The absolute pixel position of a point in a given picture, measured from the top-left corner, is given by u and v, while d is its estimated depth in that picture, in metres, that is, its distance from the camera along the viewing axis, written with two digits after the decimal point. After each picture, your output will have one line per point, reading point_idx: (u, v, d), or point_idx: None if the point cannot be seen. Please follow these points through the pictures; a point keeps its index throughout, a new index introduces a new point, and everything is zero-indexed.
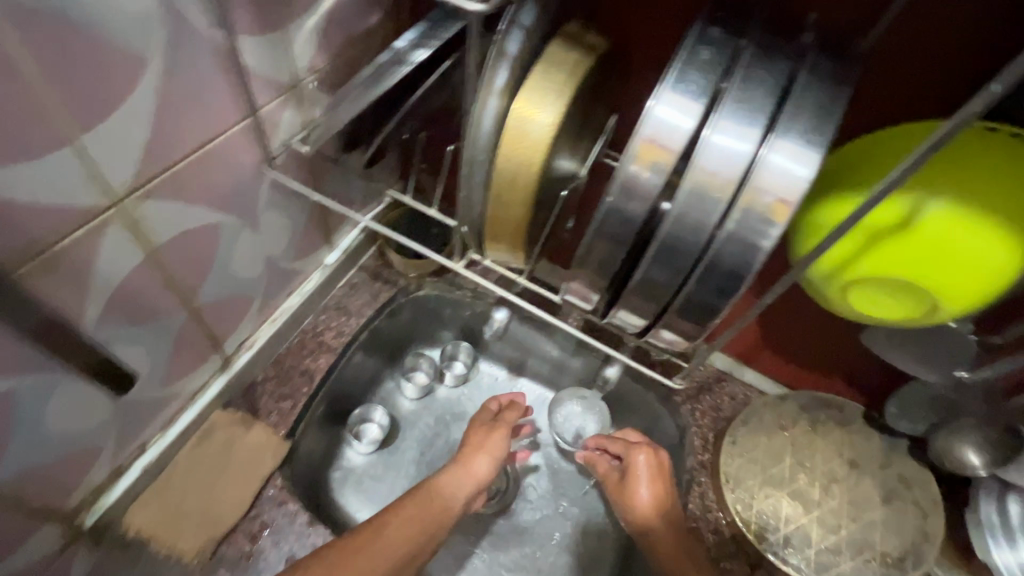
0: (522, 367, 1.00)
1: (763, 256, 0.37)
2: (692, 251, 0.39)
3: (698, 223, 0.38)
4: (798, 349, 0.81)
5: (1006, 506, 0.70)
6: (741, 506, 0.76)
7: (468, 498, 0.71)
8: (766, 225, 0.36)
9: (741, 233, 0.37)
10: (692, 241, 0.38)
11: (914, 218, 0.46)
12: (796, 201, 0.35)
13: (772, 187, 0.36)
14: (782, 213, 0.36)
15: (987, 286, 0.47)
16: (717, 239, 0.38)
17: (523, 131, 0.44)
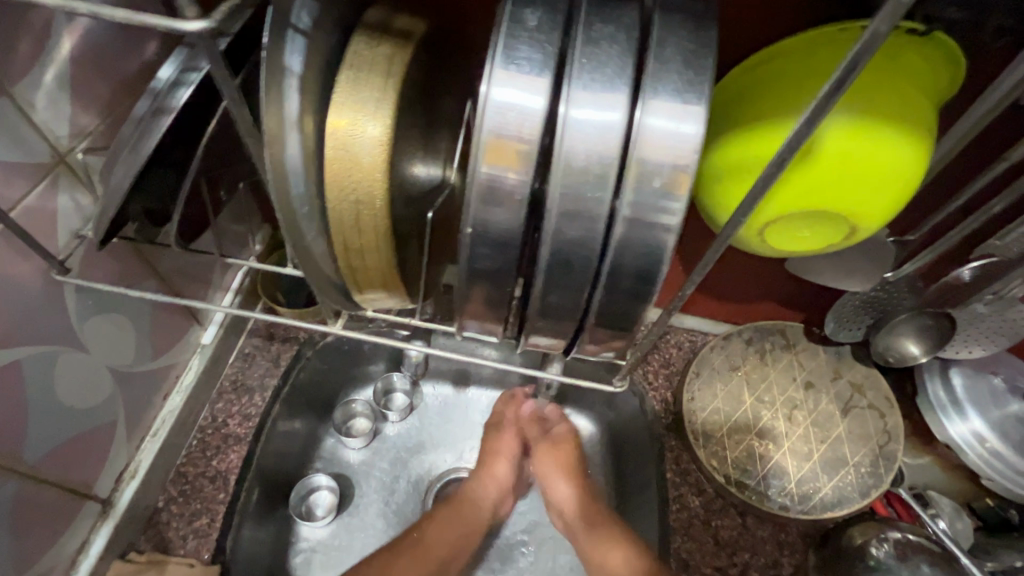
0: (467, 376, 0.92)
1: (671, 245, 0.29)
2: (589, 262, 0.30)
3: (584, 231, 0.29)
4: (728, 287, 0.79)
5: (950, 381, 0.72)
6: (716, 462, 0.73)
7: (495, 501, 0.75)
8: (664, 207, 0.28)
9: (637, 226, 0.29)
10: (587, 250, 0.30)
11: (816, 140, 0.42)
12: (692, 168, 0.27)
13: (657, 158, 0.27)
14: (677, 186, 0.28)
15: (896, 193, 0.44)
16: (615, 238, 0.29)
17: (346, 157, 0.35)
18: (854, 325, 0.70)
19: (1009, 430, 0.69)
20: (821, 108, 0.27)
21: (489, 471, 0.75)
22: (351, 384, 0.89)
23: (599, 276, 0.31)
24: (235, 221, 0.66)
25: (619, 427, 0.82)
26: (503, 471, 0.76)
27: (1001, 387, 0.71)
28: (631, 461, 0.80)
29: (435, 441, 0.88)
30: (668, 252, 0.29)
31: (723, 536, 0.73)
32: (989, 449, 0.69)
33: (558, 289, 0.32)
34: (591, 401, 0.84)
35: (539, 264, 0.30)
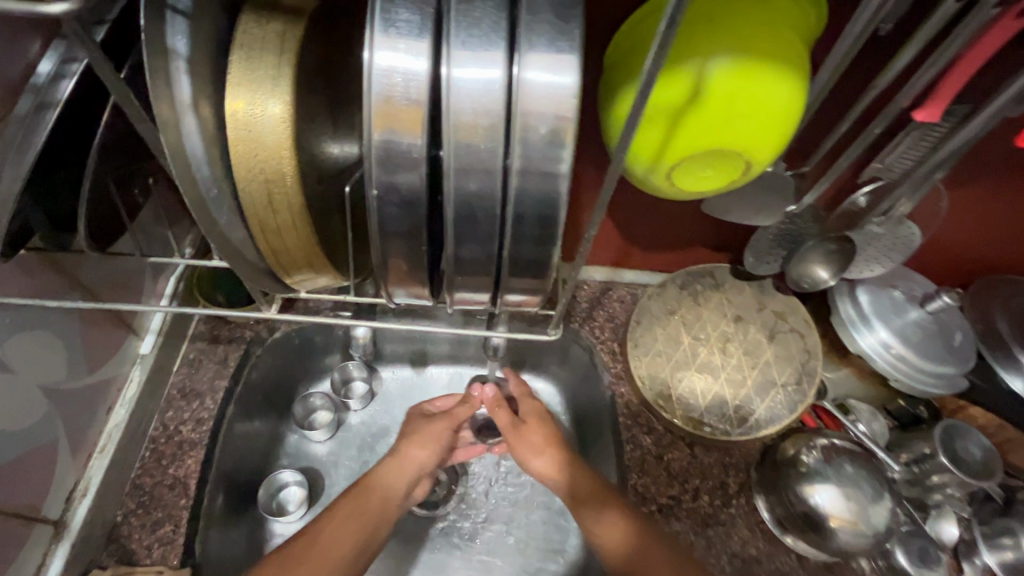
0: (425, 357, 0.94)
1: (564, 187, 0.31)
2: (494, 210, 0.32)
3: (483, 182, 0.31)
4: (656, 236, 0.84)
5: (857, 298, 0.78)
6: (662, 400, 0.78)
7: (406, 486, 0.74)
8: (553, 155, 0.30)
9: (530, 176, 0.31)
10: (489, 199, 0.32)
11: (701, 84, 0.45)
12: (573, 115, 0.29)
13: (541, 111, 0.29)
14: (562, 134, 0.30)
15: (780, 127, 0.48)
16: (512, 185, 0.31)
17: (251, 139, 0.35)
18: (770, 258, 0.75)
19: (907, 334, 0.76)
20: (666, 41, 0.29)
21: (403, 459, 0.75)
22: (308, 378, 0.89)
23: (505, 226, 0.33)
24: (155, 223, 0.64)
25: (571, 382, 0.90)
26: (419, 455, 0.75)
27: (899, 298, 0.79)
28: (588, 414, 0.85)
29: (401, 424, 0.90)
30: (564, 199, 0.32)
31: (675, 467, 0.78)
32: (894, 354, 0.76)
33: (470, 241, 0.33)
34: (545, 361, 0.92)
35: (447, 220, 0.32)
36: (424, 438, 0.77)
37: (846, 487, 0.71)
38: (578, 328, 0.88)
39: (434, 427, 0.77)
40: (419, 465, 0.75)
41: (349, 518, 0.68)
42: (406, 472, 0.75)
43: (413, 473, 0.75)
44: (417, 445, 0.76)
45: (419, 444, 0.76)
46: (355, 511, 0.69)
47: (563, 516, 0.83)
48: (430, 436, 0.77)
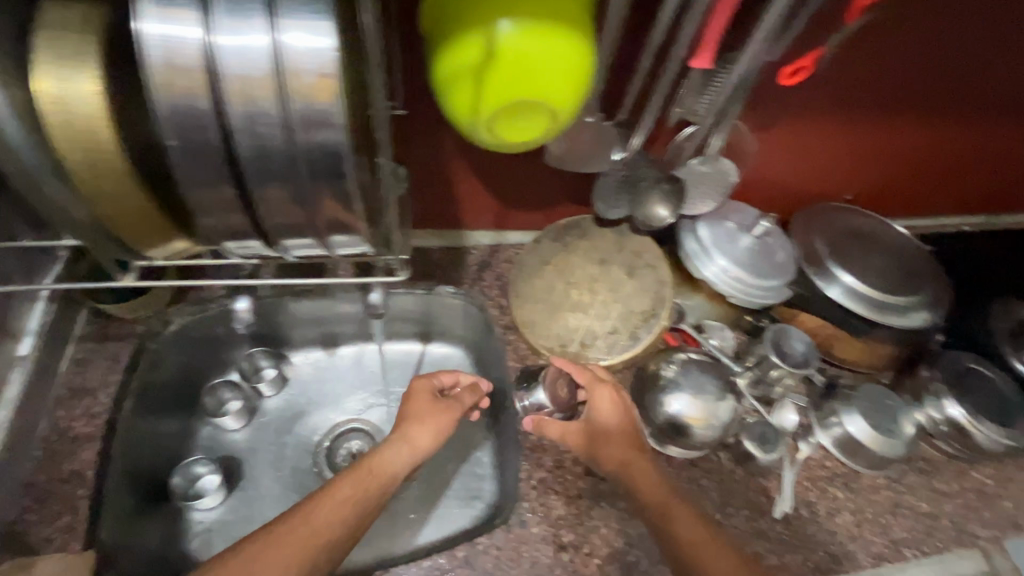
0: (334, 339, 1.10)
1: (339, 133, 0.38)
2: (283, 155, 0.39)
3: (267, 131, 0.37)
4: (524, 196, 0.93)
5: (698, 232, 0.90)
6: (544, 340, 0.88)
7: (408, 469, 0.74)
8: (323, 105, 0.37)
9: (308, 126, 0.37)
10: (277, 146, 0.38)
11: (495, 46, 0.53)
12: (335, 72, 0.36)
13: (306, 66, 0.36)
14: (329, 88, 0.37)
15: (570, 81, 0.57)
16: (293, 133, 0.38)
17: (65, 115, 0.39)
18: (619, 203, 0.84)
19: (740, 257, 0.89)
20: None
21: (404, 440, 0.75)
22: (217, 369, 1.02)
23: (298, 167, 0.40)
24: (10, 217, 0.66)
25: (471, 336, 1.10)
26: (424, 438, 0.77)
27: (733, 227, 0.92)
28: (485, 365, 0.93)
29: (314, 404, 1.07)
30: (343, 143, 0.39)
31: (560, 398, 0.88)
32: (731, 275, 0.88)
33: (270, 183, 0.40)
34: (444, 326, 1.10)
35: (244, 164, 0.39)
36: (432, 421, 0.78)
37: (695, 392, 0.82)
38: (469, 288, 0.96)
39: (443, 413, 0.79)
40: (421, 448, 0.76)
41: (348, 493, 0.66)
42: (407, 451, 0.75)
43: (415, 457, 0.75)
44: (424, 427, 0.77)
45: (424, 425, 0.77)
46: (358, 488, 0.67)
47: (469, 459, 0.90)
48: (434, 420, 0.79)
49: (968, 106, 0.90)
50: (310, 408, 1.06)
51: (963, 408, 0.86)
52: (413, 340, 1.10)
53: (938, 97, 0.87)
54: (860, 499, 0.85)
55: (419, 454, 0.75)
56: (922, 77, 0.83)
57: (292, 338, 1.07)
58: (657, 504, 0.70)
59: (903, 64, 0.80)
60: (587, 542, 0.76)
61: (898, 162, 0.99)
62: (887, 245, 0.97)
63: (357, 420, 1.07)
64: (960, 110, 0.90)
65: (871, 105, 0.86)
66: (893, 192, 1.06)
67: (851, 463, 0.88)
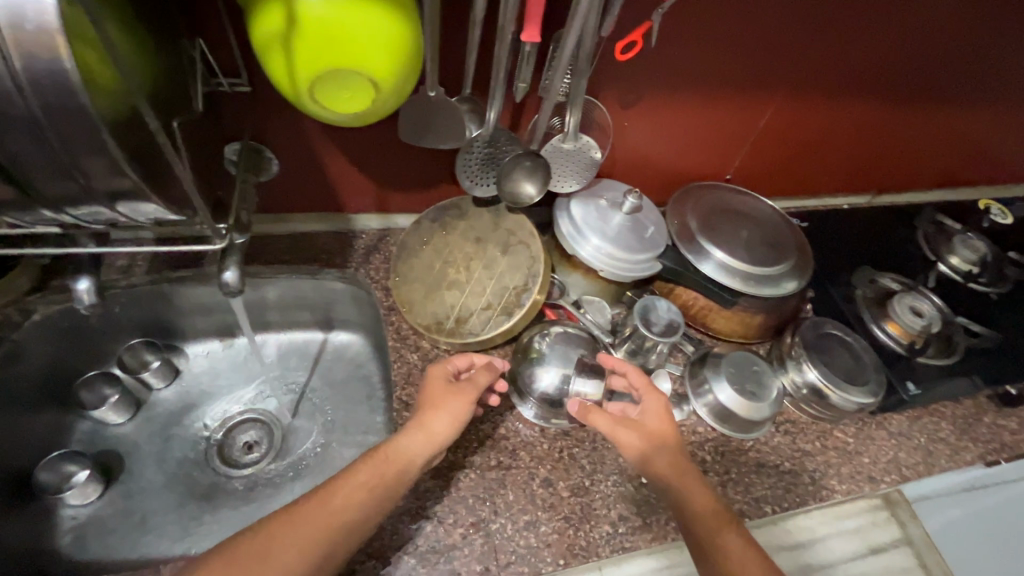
0: (232, 329, 1.07)
1: (81, 91, 0.39)
2: (24, 112, 0.40)
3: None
4: (402, 178, 0.94)
5: (570, 210, 0.92)
6: (421, 317, 0.89)
7: (428, 456, 0.72)
8: (55, 61, 0.38)
9: (42, 87, 0.39)
10: (13, 103, 0.39)
11: (294, 13, 0.55)
12: (61, 28, 0.37)
13: (23, 22, 0.36)
14: (57, 44, 0.38)
15: (381, 53, 0.58)
16: (27, 88, 0.39)
17: None
18: (486, 181, 0.86)
19: (611, 234, 0.92)
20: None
21: (422, 427, 0.73)
22: (98, 360, 0.99)
23: (42, 123, 0.41)
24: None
25: (366, 324, 1.10)
26: (441, 424, 0.74)
27: (605, 206, 0.94)
28: None
29: (211, 395, 1.05)
30: (88, 106, 0.40)
31: None
32: (600, 250, 0.91)
33: (19, 137, 0.41)
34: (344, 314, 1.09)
35: None
36: (449, 408, 0.75)
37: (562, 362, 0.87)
38: (355, 271, 0.96)
39: (461, 398, 0.76)
40: (440, 436, 0.73)
41: (359, 482, 0.66)
42: (424, 435, 0.72)
43: (435, 444, 0.73)
44: (439, 414, 0.74)
45: (439, 412, 0.74)
46: (372, 476, 0.67)
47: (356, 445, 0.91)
48: (450, 406, 0.75)
49: (825, 84, 0.95)
50: (204, 399, 1.05)
51: (817, 369, 0.92)
52: (312, 328, 1.09)
53: (791, 75, 0.92)
54: (726, 461, 0.89)
55: (436, 441, 0.73)
56: (775, 54, 0.87)
57: (185, 330, 1.04)
58: (707, 516, 0.67)
59: (753, 41, 0.84)
60: (452, 513, 0.77)
61: (770, 139, 1.04)
62: (758, 221, 1.02)
63: (253, 410, 1.06)
64: (816, 89, 0.95)
65: (731, 82, 0.90)
66: (767, 171, 1.11)
67: (722, 429, 0.92)
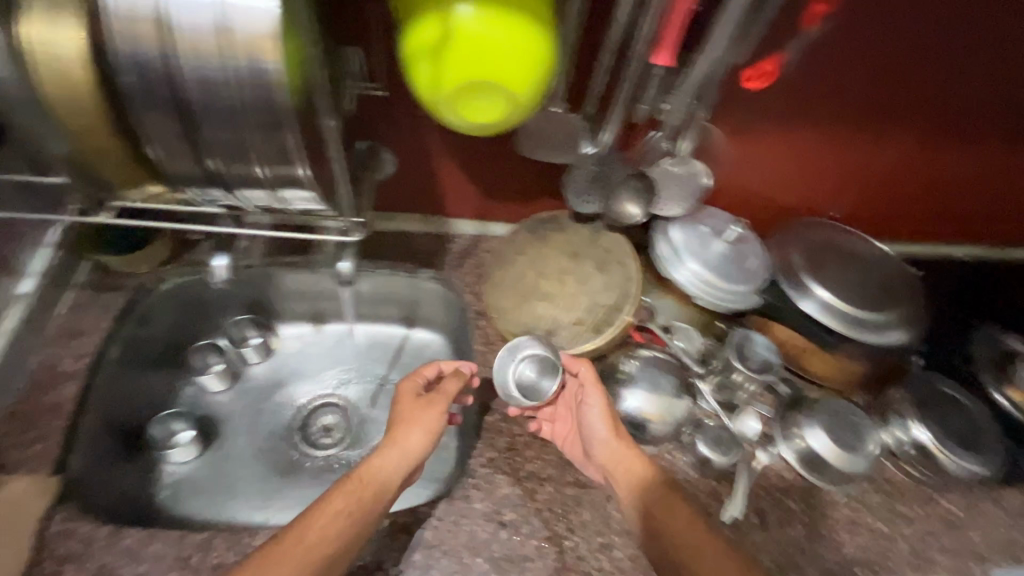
0: (322, 316, 1.13)
1: (277, 90, 0.42)
2: (226, 107, 0.43)
3: (211, 81, 0.42)
4: (505, 188, 0.97)
5: (670, 234, 0.91)
6: (509, 325, 0.91)
7: (405, 473, 0.75)
8: (261, 64, 0.41)
9: (249, 83, 0.42)
10: (220, 98, 0.43)
11: (450, 27, 0.58)
12: (271, 34, 0.40)
13: (242, 23, 0.40)
14: (265, 48, 0.41)
15: (526, 67, 0.61)
16: (234, 86, 0.42)
17: (46, 55, 0.45)
18: (591, 198, 0.86)
19: (711, 260, 0.90)
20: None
21: (397, 445, 0.75)
22: (206, 332, 1.07)
23: (239, 117, 0.44)
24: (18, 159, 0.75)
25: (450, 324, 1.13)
26: (417, 439, 0.76)
27: (706, 232, 0.92)
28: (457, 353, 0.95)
29: (296, 376, 1.10)
30: (282, 102, 0.43)
31: None
32: (698, 277, 0.89)
33: (217, 126, 0.45)
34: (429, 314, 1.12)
35: (192, 109, 0.44)
36: (422, 423, 0.78)
37: (651, 388, 0.84)
38: (448, 273, 0.99)
39: (432, 413, 0.78)
40: (417, 450, 0.76)
41: (337, 507, 0.68)
42: (399, 454, 0.75)
43: (410, 459, 0.75)
44: (413, 429, 0.77)
45: (414, 427, 0.77)
46: (348, 502, 0.69)
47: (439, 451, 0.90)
48: (424, 420, 0.78)
49: (957, 123, 0.89)
50: (291, 379, 1.10)
51: (928, 430, 0.87)
52: (396, 323, 1.11)
53: (921, 114, 0.87)
54: (815, 514, 0.84)
55: (414, 455, 0.76)
56: (905, 89, 0.82)
57: (283, 311, 1.11)
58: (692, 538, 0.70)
59: (876, 73, 0.80)
60: (528, 524, 0.77)
61: (887, 179, 0.98)
62: (865, 261, 0.97)
63: (333, 396, 1.10)
64: (946, 130, 0.90)
65: (847, 115, 0.86)
66: (878, 212, 1.05)
67: (812, 478, 0.86)
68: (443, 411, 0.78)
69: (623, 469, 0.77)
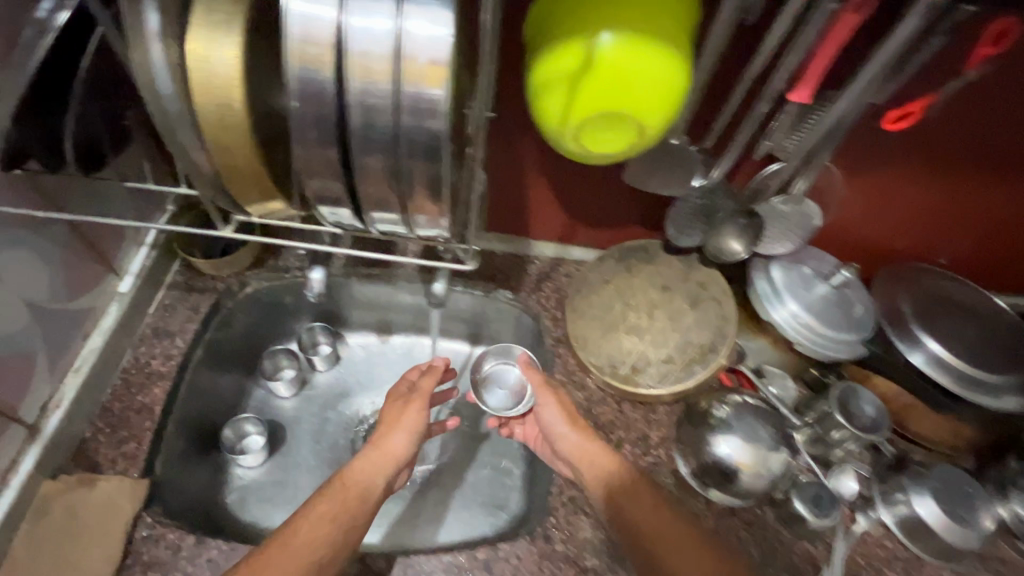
0: (389, 326, 1.11)
1: (440, 121, 0.41)
2: (386, 135, 0.42)
3: (380, 106, 0.40)
4: (595, 213, 0.93)
5: (771, 273, 0.86)
6: (593, 358, 0.87)
7: (390, 475, 0.77)
8: (432, 92, 0.40)
9: (414, 112, 0.40)
10: (383, 125, 0.41)
11: (593, 55, 0.55)
12: (446, 59, 0.39)
13: (421, 52, 0.39)
14: (437, 75, 0.40)
15: (665, 98, 0.57)
16: (400, 114, 0.41)
17: (205, 73, 0.44)
18: (692, 232, 0.83)
19: (815, 305, 0.84)
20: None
21: (387, 448, 0.79)
22: (278, 336, 1.07)
23: (399, 147, 0.42)
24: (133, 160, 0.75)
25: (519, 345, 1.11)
26: (399, 441, 0.80)
27: (809, 273, 0.87)
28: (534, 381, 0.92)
29: (360, 386, 1.08)
30: (442, 135, 0.41)
31: (603, 420, 0.87)
32: (801, 321, 0.84)
33: (372, 152, 0.43)
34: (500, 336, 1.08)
35: (353, 135, 0.42)
36: (403, 425, 0.81)
37: (748, 438, 0.79)
38: (525, 297, 0.96)
39: (411, 414, 0.82)
40: (399, 452, 0.79)
41: (328, 505, 0.69)
42: (383, 456, 0.78)
43: (393, 460, 0.78)
44: (396, 431, 0.80)
45: (396, 430, 0.80)
46: (338, 500, 0.70)
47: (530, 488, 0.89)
48: (405, 421, 0.81)
49: None
50: (356, 389, 1.08)
51: None
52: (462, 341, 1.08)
53: None
54: None
55: (398, 457, 0.79)
56: None
57: (349, 319, 1.10)
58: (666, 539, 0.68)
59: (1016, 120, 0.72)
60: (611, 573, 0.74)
61: (1017, 231, 0.89)
62: (983, 318, 0.89)
63: None
64: None
65: (974, 160, 0.79)
66: (997, 263, 0.97)
67: (918, 550, 0.79)
68: (421, 412, 0.82)
69: (589, 460, 0.77)
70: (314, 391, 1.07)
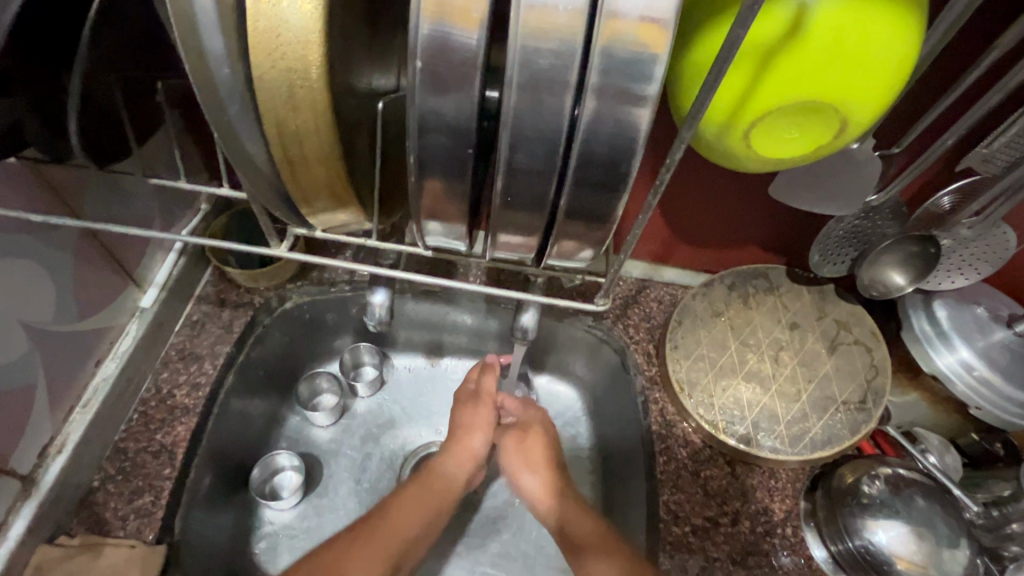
0: (440, 347, 0.90)
1: (648, 115, 0.30)
2: (559, 128, 0.31)
3: (556, 84, 0.30)
4: (706, 230, 0.77)
5: (934, 313, 0.69)
6: (703, 410, 0.70)
7: (469, 475, 0.74)
8: (642, 69, 0.28)
9: (607, 94, 0.29)
10: (556, 111, 0.30)
11: (802, 21, 0.39)
12: (668, 17, 0.27)
13: (630, 3, 0.27)
14: (652, 38, 0.28)
15: (887, 82, 0.41)
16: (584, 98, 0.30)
17: (270, 24, 0.30)
18: (839, 257, 0.66)
19: (994, 356, 0.66)
20: None
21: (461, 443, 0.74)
22: (318, 357, 0.86)
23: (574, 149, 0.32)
24: (163, 151, 0.62)
25: None
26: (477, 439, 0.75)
27: (983, 315, 0.69)
28: (622, 426, 0.77)
29: (407, 418, 0.87)
30: (642, 128, 0.30)
31: (713, 487, 0.69)
32: (978, 377, 0.66)
33: (531, 151, 0.32)
34: None
35: (513, 125, 0.31)
36: (479, 425, 0.76)
37: (917, 528, 0.62)
38: (609, 324, 0.79)
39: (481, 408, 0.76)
40: (478, 452, 0.74)
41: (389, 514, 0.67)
42: (464, 454, 0.74)
43: (475, 461, 0.74)
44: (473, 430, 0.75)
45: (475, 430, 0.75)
46: (420, 502, 0.69)
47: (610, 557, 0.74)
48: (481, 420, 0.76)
49: None
50: (402, 420, 0.87)
51: None
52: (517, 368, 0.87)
53: None
54: None
55: (476, 459, 0.74)
56: None
57: (396, 338, 0.89)
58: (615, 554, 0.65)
59: None
60: None
61: None
62: None
63: None
64: None
65: None
66: None
67: None
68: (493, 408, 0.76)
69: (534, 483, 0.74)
70: (351, 420, 0.85)
